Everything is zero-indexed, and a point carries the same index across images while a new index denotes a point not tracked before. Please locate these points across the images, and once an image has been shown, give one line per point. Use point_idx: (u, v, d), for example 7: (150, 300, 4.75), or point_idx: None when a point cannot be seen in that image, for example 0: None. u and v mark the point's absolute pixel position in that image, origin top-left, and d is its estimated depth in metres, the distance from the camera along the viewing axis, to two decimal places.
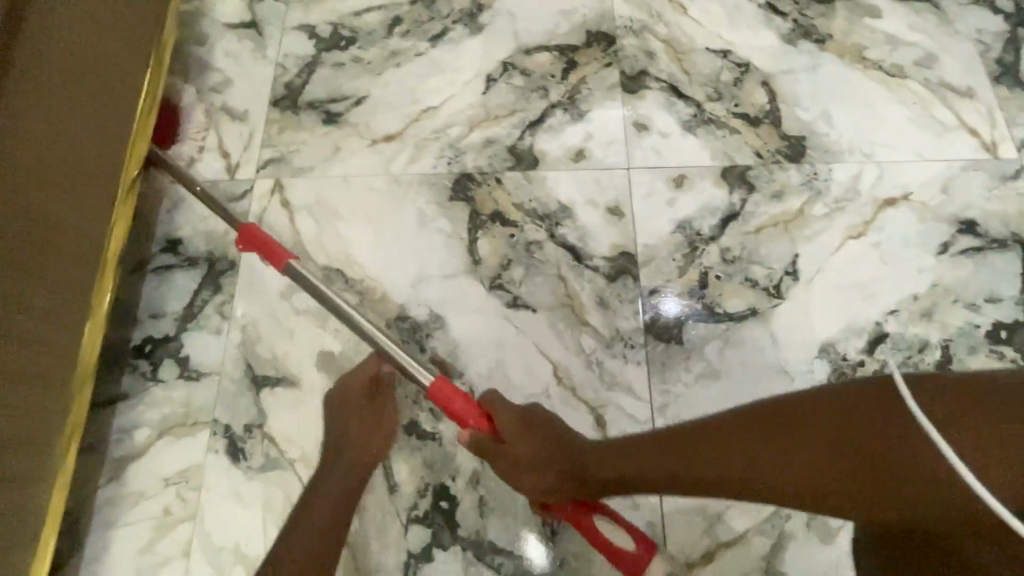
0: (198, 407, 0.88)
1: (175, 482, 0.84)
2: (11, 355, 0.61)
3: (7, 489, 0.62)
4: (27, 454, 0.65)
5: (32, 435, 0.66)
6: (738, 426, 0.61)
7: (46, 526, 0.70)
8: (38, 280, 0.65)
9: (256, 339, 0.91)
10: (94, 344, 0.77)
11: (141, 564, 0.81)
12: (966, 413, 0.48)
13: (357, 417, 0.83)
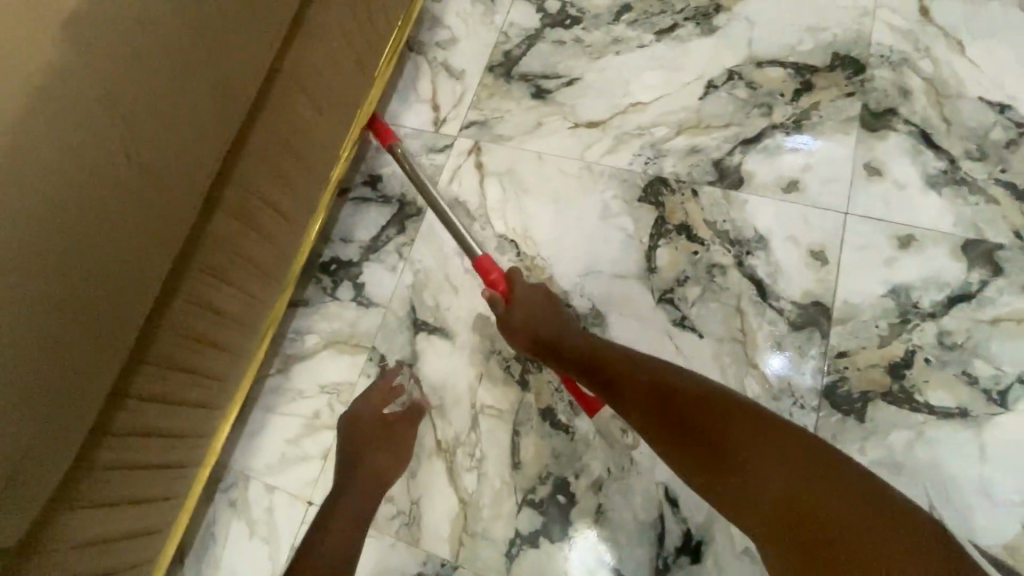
0: (362, 332, 0.96)
1: (329, 391, 0.93)
2: (234, 256, 0.69)
3: (210, 365, 0.72)
4: (230, 341, 0.74)
5: (238, 325, 0.74)
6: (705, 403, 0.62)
7: (233, 402, 0.81)
8: (275, 194, 0.72)
9: (424, 285, 0.97)
10: (302, 257, 0.85)
11: (286, 452, 0.90)
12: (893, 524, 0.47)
13: (370, 451, 0.82)
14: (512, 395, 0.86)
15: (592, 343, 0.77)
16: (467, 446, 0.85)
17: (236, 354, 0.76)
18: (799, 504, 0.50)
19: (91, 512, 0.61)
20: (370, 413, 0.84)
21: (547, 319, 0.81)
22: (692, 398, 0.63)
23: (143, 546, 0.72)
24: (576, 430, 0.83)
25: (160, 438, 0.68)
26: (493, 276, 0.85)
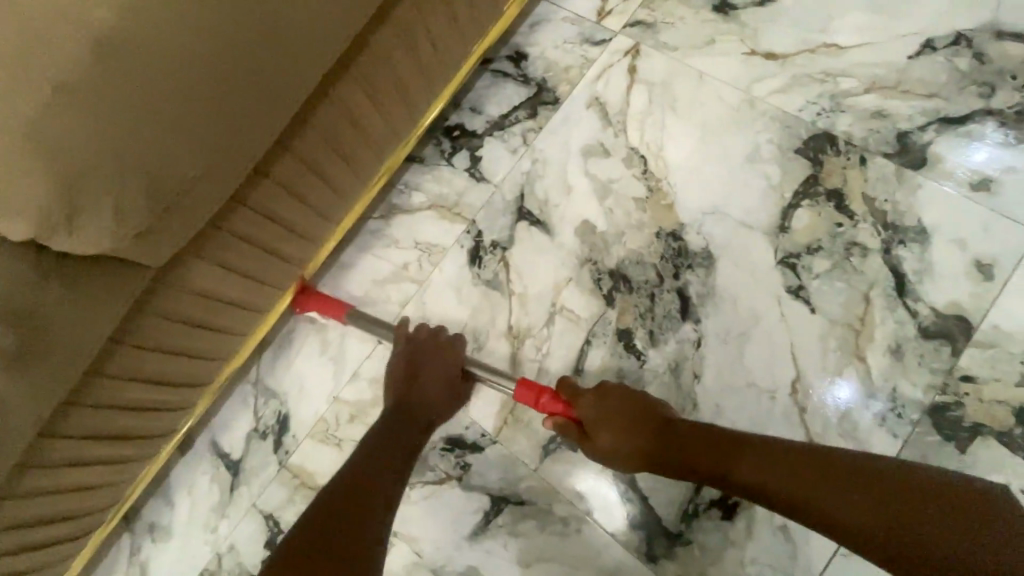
0: (468, 203, 0.95)
1: (422, 249, 0.95)
2: (380, 79, 0.67)
3: (325, 192, 0.71)
4: (352, 175, 0.73)
5: (361, 160, 0.73)
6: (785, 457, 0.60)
7: (331, 240, 0.81)
8: (435, 31, 0.71)
9: (540, 176, 0.94)
10: (428, 117, 0.83)
11: (369, 291, 0.94)
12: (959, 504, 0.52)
13: (430, 401, 0.79)
14: (595, 307, 0.85)
15: (677, 424, 0.69)
16: (537, 340, 0.86)
17: (349, 194, 0.75)
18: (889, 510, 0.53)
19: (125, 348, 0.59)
20: (443, 365, 0.81)
21: (623, 410, 0.71)
22: (746, 444, 0.63)
23: (244, 325, 0.73)
24: (648, 359, 0.81)
25: (259, 242, 0.66)
26: (543, 399, 0.74)
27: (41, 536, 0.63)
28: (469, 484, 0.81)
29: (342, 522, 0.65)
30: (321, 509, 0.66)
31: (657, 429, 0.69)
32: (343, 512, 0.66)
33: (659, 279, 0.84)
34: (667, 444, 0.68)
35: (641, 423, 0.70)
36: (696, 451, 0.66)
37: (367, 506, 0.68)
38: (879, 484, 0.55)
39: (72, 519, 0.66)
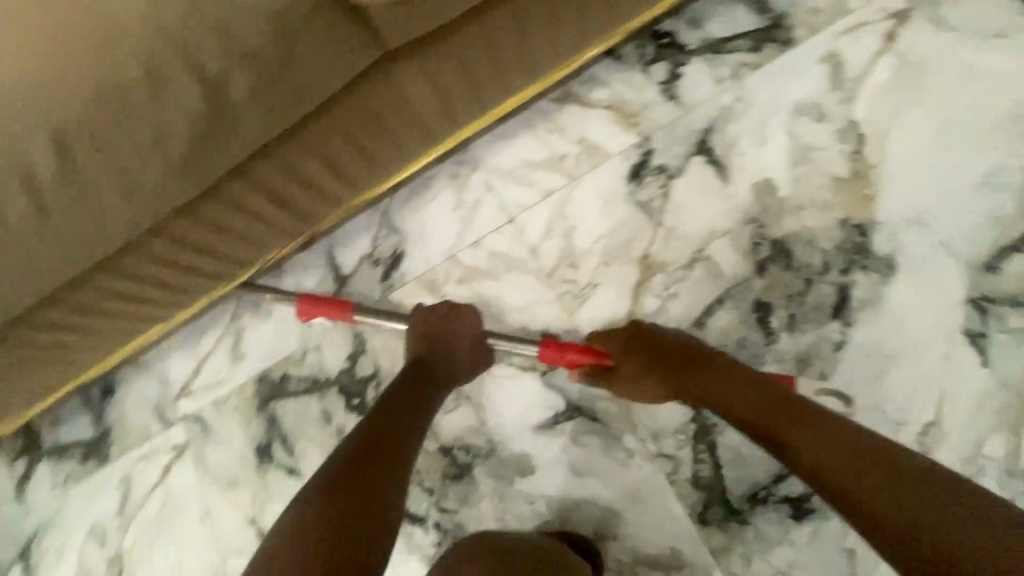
0: (649, 117, 0.89)
1: (584, 147, 0.90)
2: None
3: (544, 46, 0.67)
4: (573, 37, 0.67)
5: (589, 24, 0.67)
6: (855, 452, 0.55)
7: (510, 101, 0.77)
8: None
9: (736, 116, 0.85)
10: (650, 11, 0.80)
11: (517, 168, 0.92)
12: None
13: (452, 357, 0.78)
14: (742, 270, 0.80)
15: (729, 373, 0.68)
16: (667, 278, 0.82)
17: (555, 58, 0.69)
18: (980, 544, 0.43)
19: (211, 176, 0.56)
20: (464, 331, 0.80)
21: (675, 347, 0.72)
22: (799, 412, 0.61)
23: (396, 156, 0.71)
24: (778, 341, 0.77)
25: (461, 69, 0.63)
26: (569, 354, 0.75)
27: (193, 260, 0.67)
28: (550, 381, 0.82)
29: (376, 456, 0.63)
30: (352, 442, 0.65)
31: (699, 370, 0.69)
32: (373, 445, 0.64)
33: (824, 267, 0.77)
34: (712, 385, 0.68)
35: (688, 361, 0.70)
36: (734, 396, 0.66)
37: (398, 446, 0.66)
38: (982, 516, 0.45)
39: (220, 262, 0.70)
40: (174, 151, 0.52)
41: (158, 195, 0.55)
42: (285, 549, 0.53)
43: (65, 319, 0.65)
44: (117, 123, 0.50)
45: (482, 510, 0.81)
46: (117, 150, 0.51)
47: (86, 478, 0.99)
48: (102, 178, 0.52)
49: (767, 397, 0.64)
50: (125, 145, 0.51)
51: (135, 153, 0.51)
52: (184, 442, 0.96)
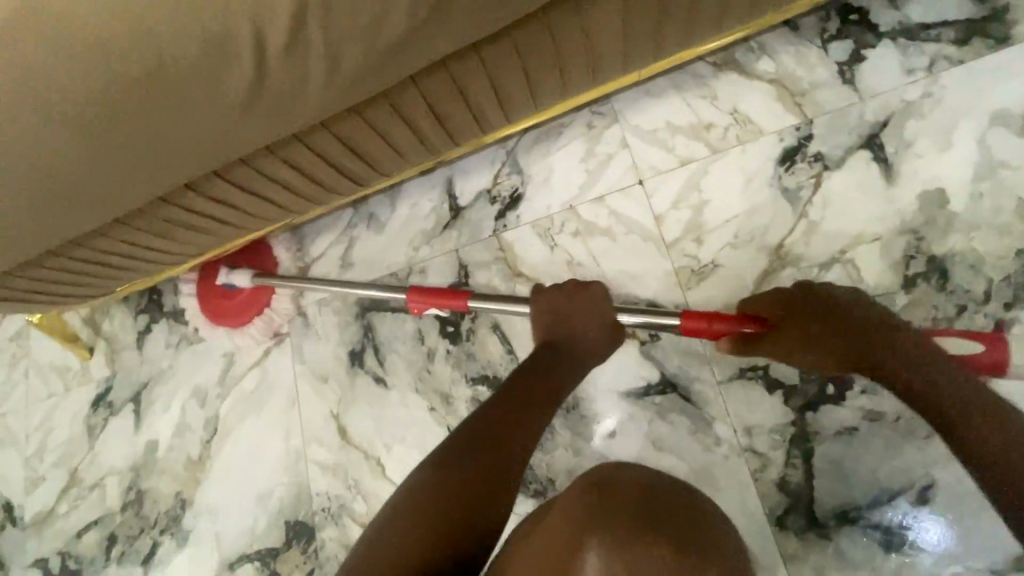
0: (816, 99, 0.81)
1: (736, 119, 0.84)
2: None
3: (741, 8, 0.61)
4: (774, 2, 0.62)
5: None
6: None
7: (678, 55, 0.72)
8: None
9: (920, 113, 0.77)
10: None
11: (658, 130, 0.88)
12: None
13: (580, 336, 0.72)
14: (887, 281, 0.74)
15: (902, 342, 0.60)
16: (798, 273, 0.77)
17: (743, 20, 0.64)
18: None
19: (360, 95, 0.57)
20: (588, 317, 0.72)
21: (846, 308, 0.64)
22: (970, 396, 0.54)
23: (548, 95, 0.69)
24: None
25: (649, 18, 0.59)
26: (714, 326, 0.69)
27: (346, 161, 0.70)
28: (648, 352, 0.81)
29: (495, 445, 0.59)
30: (473, 426, 0.61)
31: (857, 330, 0.63)
32: (493, 433, 0.60)
33: (985, 297, 0.70)
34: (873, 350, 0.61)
35: (841, 316, 0.64)
36: (889, 358, 0.60)
37: (516, 428, 0.61)
38: None
39: (369, 168, 0.73)
40: (387, 45, 0.50)
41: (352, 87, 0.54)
42: (402, 525, 0.52)
43: (230, 191, 0.70)
44: (350, 4, 0.46)
45: (554, 458, 0.82)
46: (339, 32, 0.48)
47: (197, 344, 1.09)
48: (317, 59, 0.50)
49: (929, 367, 0.58)
50: (348, 28, 0.48)
51: (353, 37, 0.49)
52: (286, 331, 1.03)
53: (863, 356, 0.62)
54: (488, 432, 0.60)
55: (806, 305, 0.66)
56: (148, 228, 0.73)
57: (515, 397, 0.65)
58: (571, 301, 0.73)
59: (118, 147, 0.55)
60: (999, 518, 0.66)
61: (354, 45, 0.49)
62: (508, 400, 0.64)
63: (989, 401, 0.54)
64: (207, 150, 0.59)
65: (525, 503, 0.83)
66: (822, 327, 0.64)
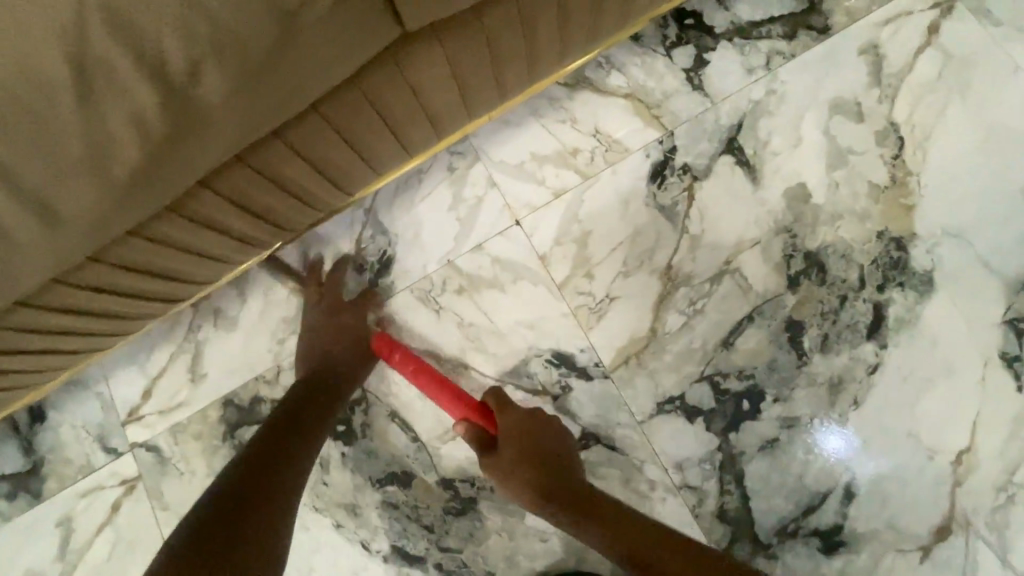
0: (672, 108, 0.79)
1: (600, 141, 0.80)
2: None
3: (574, 46, 0.56)
4: (605, 34, 0.58)
5: (619, 23, 0.57)
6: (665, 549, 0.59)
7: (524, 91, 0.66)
8: None
9: (768, 111, 0.77)
10: None
11: (523, 163, 0.81)
12: None
13: (343, 360, 0.75)
14: (773, 283, 0.73)
15: (559, 456, 0.68)
16: (692, 292, 0.75)
17: (572, 58, 0.59)
18: None
19: (101, 266, 0.49)
20: (342, 340, 0.76)
21: (520, 431, 0.69)
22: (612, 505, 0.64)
23: (390, 160, 0.59)
24: (811, 363, 0.71)
25: (484, 66, 0.51)
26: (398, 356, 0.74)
27: (143, 286, 0.54)
28: (563, 406, 0.75)
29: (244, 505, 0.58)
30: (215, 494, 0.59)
31: (559, 478, 0.66)
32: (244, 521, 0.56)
33: (860, 283, 0.72)
34: (547, 468, 0.66)
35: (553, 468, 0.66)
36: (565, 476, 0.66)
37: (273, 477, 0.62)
38: None
39: (179, 284, 0.57)
40: (121, 181, 0.40)
41: (91, 240, 0.43)
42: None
43: None
44: (35, 149, 0.37)
45: (488, 547, 0.74)
46: (36, 179, 0.38)
47: (17, 518, 0.84)
48: (23, 220, 0.39)
49: (574, 482, 0.66)
50: (47, 177, 0.38)
51: (63, 180, 0.38)
52: (136, 475, 0.83)
53: (555, 465, 0.67)
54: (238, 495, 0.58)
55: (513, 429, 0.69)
56: None
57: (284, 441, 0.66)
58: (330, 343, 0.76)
59: None
60: (915, 495, 0.68)
61: (70, 190, 0.39)
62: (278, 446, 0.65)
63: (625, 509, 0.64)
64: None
65: None
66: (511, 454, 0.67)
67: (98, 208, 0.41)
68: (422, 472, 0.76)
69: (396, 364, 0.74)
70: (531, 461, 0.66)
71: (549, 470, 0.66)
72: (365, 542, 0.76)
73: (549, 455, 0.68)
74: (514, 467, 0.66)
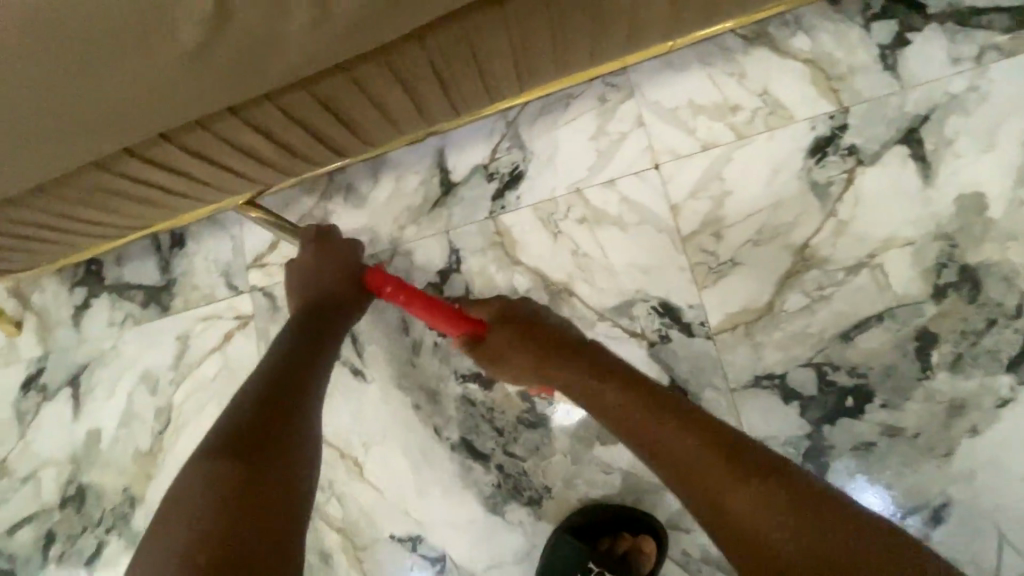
0: (854, 84, 0.74)
1: (766, 102, 0.76)
2: None
3: None
4: None
5: None
6: (695, 434, 0.55)
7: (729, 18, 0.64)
8: None
9: (964, 108, 0.71)
10: None
11: (679, 109, 0.79)
12: (868, 544, 0.44)
13: (333, 292, 0.74)
14: (917, 288, 0.69)
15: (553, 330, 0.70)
16: (823, 277, 0.72)
17: None
18: (762, 511, 0.48)
19: (305, 94, 0.53)
20: (335, 262, 0.76)
21: (514, 327, 0.70)
22: (678, 407, 0.58)
23: (581, 59, 0.59)
24: (934, 379, 0.67)
25: None
26: (387, 288, 0.71)
27: (325, 125, 0.58)
28: (657, 354, 0.76)
29: (292, 376, 0.64)
30: (273, 363, 0.66)
31: (560, 353, 0.67)
32: (271, 390, 0.62)
33: (1016, 311, 0.66)
34: (543, 347, 0.68)
35: (563, 352, 0.67)
36: (565, 360, 0.66)
37: (294, 406, 0.62)
38: (801, 498, 0.48)
39: (354, 134, 0.62)
40: None
41: (340, 44, 0.46)
42: (177, 526, 0.49)
43: (177, 155, 0.57)
44: None
45: (551, 464, 0.77)
46: None
47: (145, 324, 0.96)
48: (304, 9, 0.41)
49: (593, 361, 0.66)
50: None
51: None
52: (250, 313, 0.92)
53: (555, 340, 0.69)
54: (292, 364, 0.66)
55: (507, 316, 0.72)
56: (66, 202, 0.60)
57: (314, 338, 0.70)
58: (330, 275, 0.75)
59: (20, 98, 0.44)
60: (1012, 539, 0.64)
61: None
62: (313, 339, 0.70)
63: (690, 409, 0.58)
64: (160, 109, 0.48)
65: (518, 511, 0.77)
66: (505, 352, 0.70)
67: (364, 12, 0.43)
68: None
69: (387, 296, 0.71)
70: (534, 354, 0.68)
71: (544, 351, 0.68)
72: (437, 428, 0.80)
73: (547, 333, 0.70)
74: (505, 353, 0.70)
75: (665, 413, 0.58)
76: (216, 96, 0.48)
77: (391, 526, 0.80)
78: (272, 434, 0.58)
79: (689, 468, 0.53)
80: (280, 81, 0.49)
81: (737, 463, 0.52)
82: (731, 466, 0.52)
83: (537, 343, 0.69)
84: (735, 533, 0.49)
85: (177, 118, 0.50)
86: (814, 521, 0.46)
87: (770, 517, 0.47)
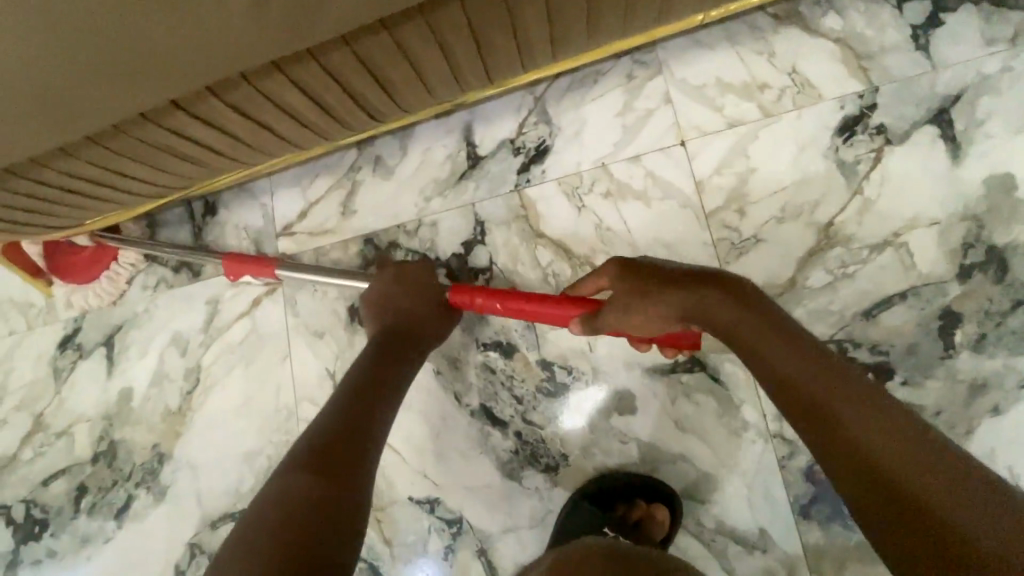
0: (885, 64, 0.74)
1: (794, 81, 0.77)
2: None
3: None
4: None
5: None
6: (805, 365, 0.52)
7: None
8: None
9: (996, 89, 0.71)
10: None
11: (706, 86, 0.79)
12: (964, 482, 0.41)
13: (419, 316, 0.77)
14: (942, 267, 0.69)
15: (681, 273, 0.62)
16: (846, 255, 0.72)
17: None
18: (859, 442, 0.46)
19: (346, 52, 0.55)
20: (422, 292, 0.78)
21: (631, 289, 0.63)
22: (795, 342, 0.54)
23: (613, 27, 0.61)
24: (957, 359, 0.67)
25: None
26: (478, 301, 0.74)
27: (362, 86, 0.60)
28: None
29: (376, 393, 0.68)
30: (357, 376, 0.70)
31: (684, 290, 0.60)
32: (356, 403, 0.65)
33: None
34: (664, 290, 0.61)
35: (685, 286, 0.60)
36: (682, 299, 0.60)
37: (372, 424, 0.64)
38: (906, 437, 0.45)
39: (388, 97, 0.64)
40: None
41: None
42: (253, 518, 0.53)
43: (220, 110, 0.59)
44: None
45: (569, 432, 0.78)
46: None
47: (177, 288, 0.99)
48: None
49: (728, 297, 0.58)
50: None
51: None
52: (278, 280, 0.95)
53: (678, 282, 0.61)
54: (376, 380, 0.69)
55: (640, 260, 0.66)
56: (114, 155, 0.63)
57: (396, 355, 0.73)
58: (415, 304, 0.77)
59: (84, 43, 0.47)
60: None
61: None
62: (396, 356, 0.73)
63: (811, 345, 0.54)
64: (211, 60, 0.50)
65: (535, 477, 0.78)
66: (621, 310, 0.63)
67: None
68: (525, 348, 0.80)
69: (484, 306, 0.74)
70: (648, 299, 0.62)
71: (662, 298, 0.61)
72: (458, 394, 0.82)
73: (671, 275, 0.62)
74: (621, 311, 0.64)
75: (778, 351, 0.54)
76: (264, 49, 0.50)
77: (409, 488, 0.82)
78: (349, 447, 0.60)
79: (795, 399, 0.51)
80: (324, 36, 0.51)
81: (848, 395, 0.49)
82: (837, 399, 0.49)
83: (658, 284, 0.62)
84: (831, 461, 0.47)
85: (227, 70, 0.52)
86: (909, 458, 0.44)
87: (867, 451, 0.45)
